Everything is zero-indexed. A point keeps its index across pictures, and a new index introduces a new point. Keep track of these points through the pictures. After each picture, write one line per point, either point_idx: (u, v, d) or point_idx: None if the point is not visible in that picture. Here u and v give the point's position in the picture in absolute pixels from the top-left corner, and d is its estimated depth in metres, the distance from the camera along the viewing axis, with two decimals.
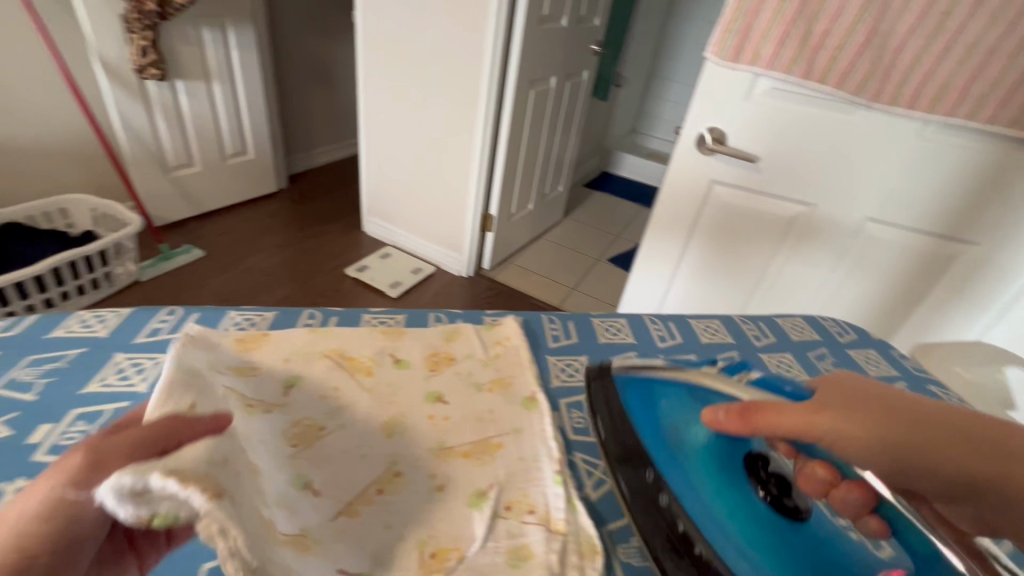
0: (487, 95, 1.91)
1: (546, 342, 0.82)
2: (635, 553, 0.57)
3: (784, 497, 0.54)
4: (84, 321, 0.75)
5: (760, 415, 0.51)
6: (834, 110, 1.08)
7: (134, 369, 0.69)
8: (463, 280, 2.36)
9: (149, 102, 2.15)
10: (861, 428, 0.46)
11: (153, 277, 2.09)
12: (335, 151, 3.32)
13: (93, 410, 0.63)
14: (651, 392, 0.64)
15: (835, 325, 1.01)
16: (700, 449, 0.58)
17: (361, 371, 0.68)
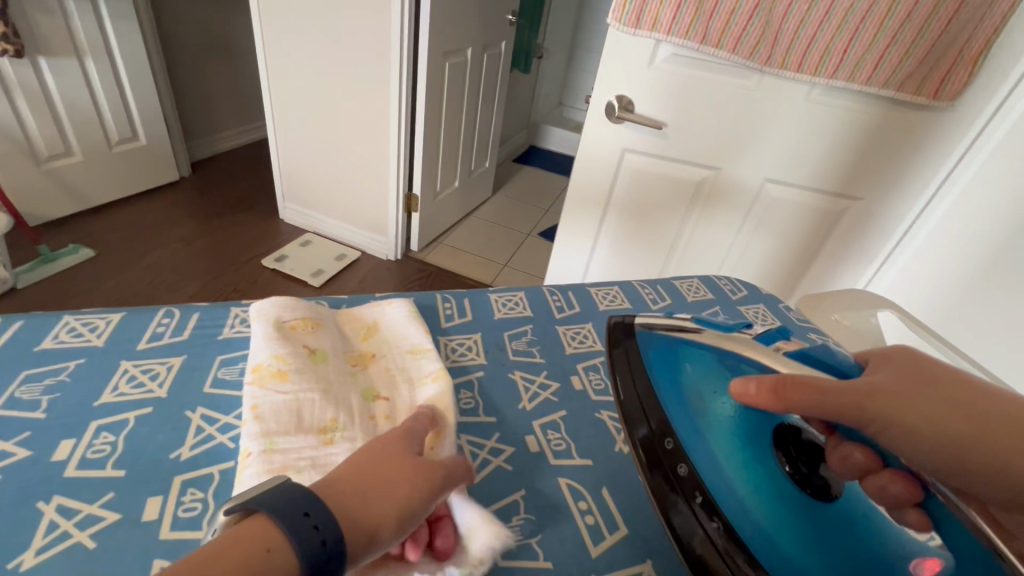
0: (399, 68, 1.81)
1: (439, 322, 0.80)
2: (517, 530, 0.56)
3: (813, 475, 0.52)
4: None
5: (798, 379, 0.49)
6: (731, 75, 1.11)
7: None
8: (390, 264, 2.28)
9: (7, 84, 1.87)
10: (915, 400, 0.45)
11: (31, 283, 1.86)
12: (242, 134, 3.08)
13: None
14: (675, 367, 0.62)
15: (729, 284, 1.05)
16: (725, 421, 0.56)
17: (270, 376, 0.58)
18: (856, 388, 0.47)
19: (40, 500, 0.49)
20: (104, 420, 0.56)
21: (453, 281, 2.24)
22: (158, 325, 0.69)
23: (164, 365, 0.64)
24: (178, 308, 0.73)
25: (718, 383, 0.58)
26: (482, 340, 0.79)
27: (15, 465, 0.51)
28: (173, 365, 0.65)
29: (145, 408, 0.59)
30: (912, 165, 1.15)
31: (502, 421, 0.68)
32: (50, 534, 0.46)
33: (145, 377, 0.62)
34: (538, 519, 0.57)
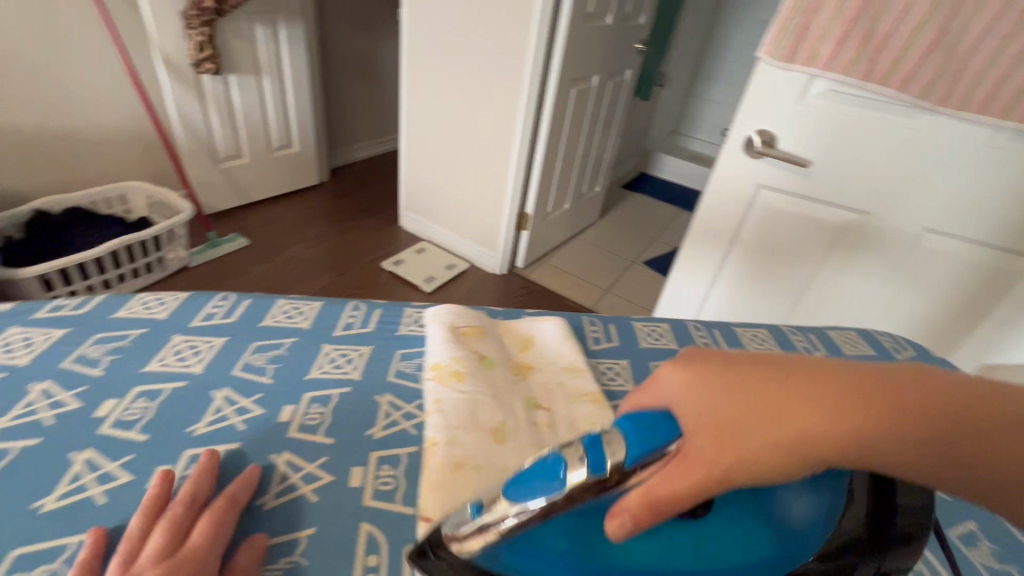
0: (528, 93, 1.90)
1: (588, 344, 0.82)
2: None
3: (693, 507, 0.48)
4: (145, 302, 0.76)
5: (665, 497, 0.41)
6: (897, 113, 1.02)
7: (191, 350, 0.69)
8: (495, 278, 2.37)
9: (203, 96, 2.24)
10: (831, 430, 0.41)
11: (201, 263, 2.19)
12: (375, 146, 3.39)
13: (154, 388, 0.63)
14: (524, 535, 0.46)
15: (891, 340, 0.97)
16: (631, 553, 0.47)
17: (449, 376, 0.68)
18: (780, 447, 0.41)
19: (272, 452, 0.58)
20: (315, 393, 0.66)
21: (554, 301, 2.27)
22: (349, 317, 0.79)
23: (357, 351, 0.73)
24: (364, 302, 0.83)
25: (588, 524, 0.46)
26: (630, 367, 0.79)
27: (257, 421, 0.61)
28: (364, 352, 0.74)
29: (346, 388, 0.67)
30: None
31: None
32: (283, 483, 0.56)
33: (343, 360, 0.71)
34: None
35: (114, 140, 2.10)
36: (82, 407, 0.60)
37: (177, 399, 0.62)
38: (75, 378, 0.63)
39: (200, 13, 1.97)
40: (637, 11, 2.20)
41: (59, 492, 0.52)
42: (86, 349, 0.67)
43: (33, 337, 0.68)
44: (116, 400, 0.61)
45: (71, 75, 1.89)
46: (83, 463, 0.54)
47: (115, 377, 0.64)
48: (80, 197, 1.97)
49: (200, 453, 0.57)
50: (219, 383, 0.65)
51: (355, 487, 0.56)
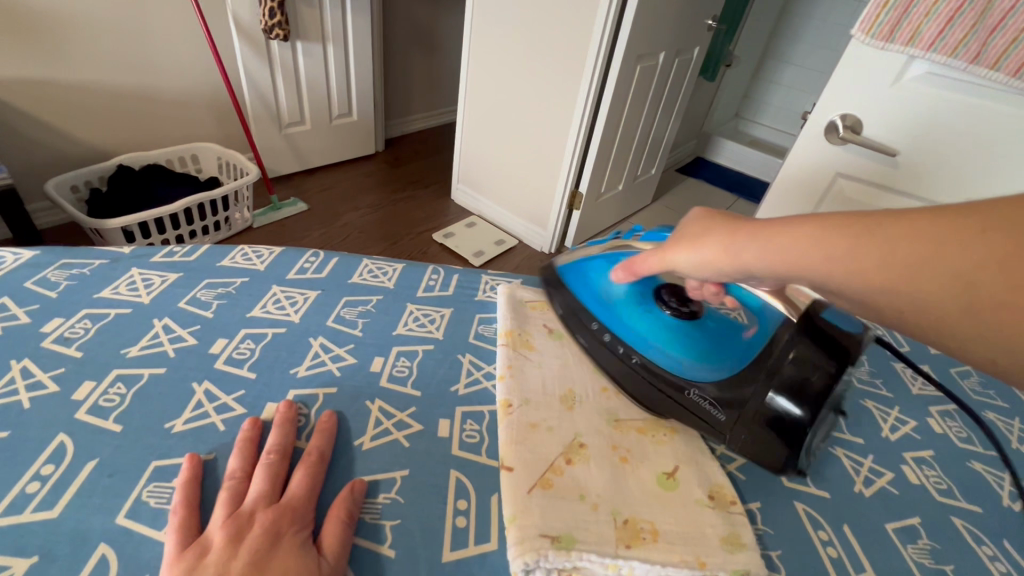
0: (592, 70, 1.86)
1: None
2: (760, 539, 0.57)
3: (683, 307, 0.70)
4: (245, 253, 0.81)
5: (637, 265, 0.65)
6: (1004, 103, 0.94)
7: (288, 300, 0.73)
8: (544, 256, 2.37)
9: (272, 62, 2.30)
10: (736, 262, 0.48)
11: (264, 225, 2.30)
12: (430, 118, 3.40)
13: (259, 331, 0.68)
14: (582, 263, 0.77)
15: None
16: (625, 301, 0.73)
17: (522, 345, 0.72)
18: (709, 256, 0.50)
19: (366, 399, 0.62)
20: (402, 347, 0.69)
21: None
22: (431, 279, 0.82)
23: (438, 312, 0.76)
24: (442, 267, 0.85)
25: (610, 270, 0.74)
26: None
27: (351, 368, 0.65)
28: (445, 314, 0.77)
29: (429, 345, 0.71)
30: None
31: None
32: (378, 427, 0.59)
33: (426, 319, 0.74)
34: (776, 534, 0.58)
35: (190, 101, 2.21)
36: (197, 343, 0.65)
37: (278, 343, 0.67)
38: (188, 318, 0.68)
39: None
40: None
41: (185, 416, 0.57)
42: (198, 292, 0.72)
43: (151, 278, 0.73)
44: (226, 340, 0.66)
45: (154, 38, 1.99)
46: (203, 393, 0.59)
47: (224, 320, 0.69)
48: (157, 154, 2.09)
49: (303, 394, 0.61)
50: (315, 331, 0.69)
51: (441, 435, 0.60)
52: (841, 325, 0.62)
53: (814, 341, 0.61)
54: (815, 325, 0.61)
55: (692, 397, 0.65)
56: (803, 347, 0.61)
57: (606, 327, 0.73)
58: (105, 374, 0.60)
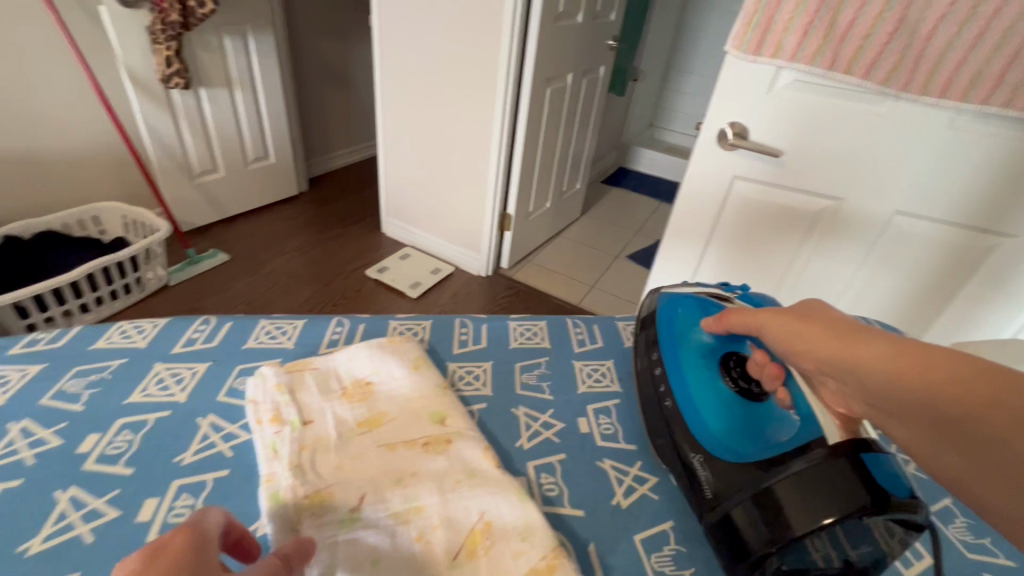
0: (503, 98, 1.91)
1: (572, 347, 0.91)
2: (670, 559, 0.62)
3: (746, 385, 0.68)
4: (123, 332, 0.81)
5: (729, 316, 0.68)
6: (862, 102, 1.06)
7: (174, 378, 0.75)
8: (481, 280, 2.37)
9: (174, 111, 2.19)
10: (793, 338, 0.54)
11: (181, 281, 2.15)
12: (353, 153, 3.36)
13: (138, 419, 0.69)
14: (676, 299, 0.81)
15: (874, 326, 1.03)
16: (693, 345, 0.74)
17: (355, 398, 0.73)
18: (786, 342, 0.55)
19: None
20: None
21: (539, 300, 2.27)
22: (334, 332, 0.87)
23: None
24: (346, 318, 0.90)
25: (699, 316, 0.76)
26: (492, 371, 0.85)
27: (241, 446, 0.67)
28: None
29: None
30: None
31: (572, 455, 0.73)
32: None
33: None
34: (689, 552, 0.63)
35: (83, 160, 2.05)
36: (63, 444, 0.65)
37: (162, 428, 0.68)
38: (56, 414, 0.68)
39: (165, 27, 1.93)
40: (607, 9, 2.22)
41: (45, 533, 0.56)
42: (65, 384, 0.72)
43: (8, 375, 0.72)
44: (99, 434, 0.66)
45: (34, 97, 1.84)
46: (68, 501, 0.59)
47: (97, 411, 0.69)
48: (50, 220, 1.91)
49: (189, 482, 0.63)
50: (205, 410, 0.71)
51: (355, 511, 0.59)
52: (891, 482, 0.50)
53: (839, 469, 0.51)
54: (857, 462, 0.51)
55: (690, 460, 0.64)
56: (821, 466, 0.52)
57: (660, 360, 0.76)
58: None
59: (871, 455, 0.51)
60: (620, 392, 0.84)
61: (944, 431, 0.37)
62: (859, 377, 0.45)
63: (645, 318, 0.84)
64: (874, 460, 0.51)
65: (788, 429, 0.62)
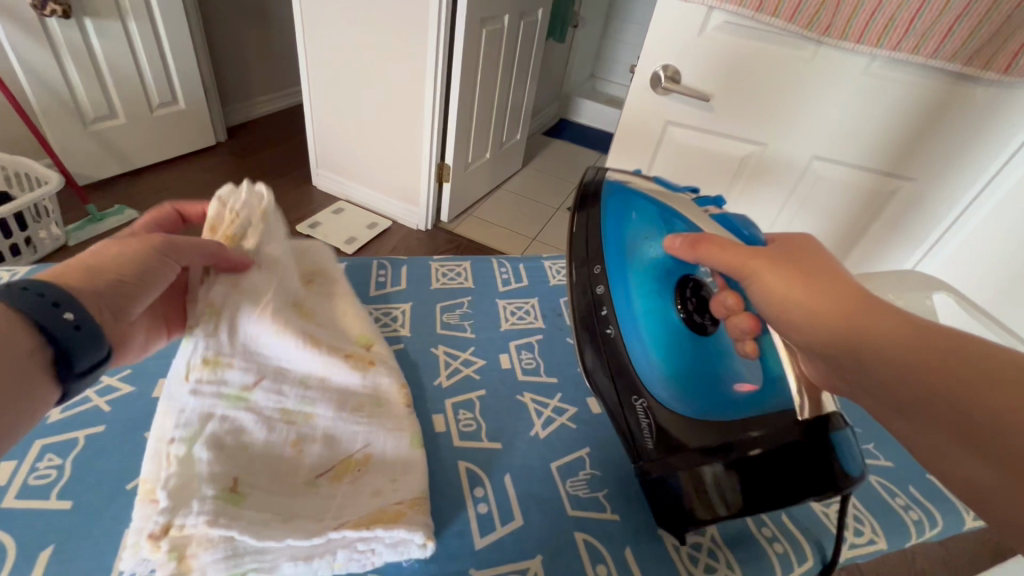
0: (436, 38, 1.80)
1: (496, 287, 0.90)
2: (585, 482, 0.65)
3: (696, 314, 0.62)
4: None
5: (708, 240, 0.56)
6: (787, 46, 1.07)
7: None
8: (421, 234, 2.30)
9: (55, 45, 1.90)
10: (781, 297, 0.49)
11: (82, 241, 1.94)
12: (277, 100, 3.09)
13: None
14: (629, 198, 0.68)
15: None
16: (644, 263, 0.65)
17: None
18: (773, 297, 0.50)
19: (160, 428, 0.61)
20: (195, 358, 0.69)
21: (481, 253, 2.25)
22: None
23: None
24: None
25: (657, 226, 0.64)
26: (410, 313, 0.82)
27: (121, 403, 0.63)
28: None
29: None
30: (970, 149, 1.12)
31: (491, 390, 0.73)
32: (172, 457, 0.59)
33: None
34: (602, 476, 0.66)
35: None
36: None
37: None
38: None
39: None
40: None
41: None
42: None
43: None
44: None
45: None
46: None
47: None
48: None
49: (52, 441, 0.57)
50: None
51: (247, 393, 0.53)
52: (846, 460, 0.51)
53: (806, 447, 0.50)
54: (822, 447, 0.50)
55: (637, 405, 0.61)
56: (782, 452, 0.51)
57: (603, 280, 0.68)
58: None
59: (838, 431, 0.51)
60: (543, 328, 0.85)
61: (967, 436, 0.35)
62: (868, 357, 0.42)
63: (583, 218, 0.72)
64: (839, 436, 0.51)
65: (739, 374, 0.58)
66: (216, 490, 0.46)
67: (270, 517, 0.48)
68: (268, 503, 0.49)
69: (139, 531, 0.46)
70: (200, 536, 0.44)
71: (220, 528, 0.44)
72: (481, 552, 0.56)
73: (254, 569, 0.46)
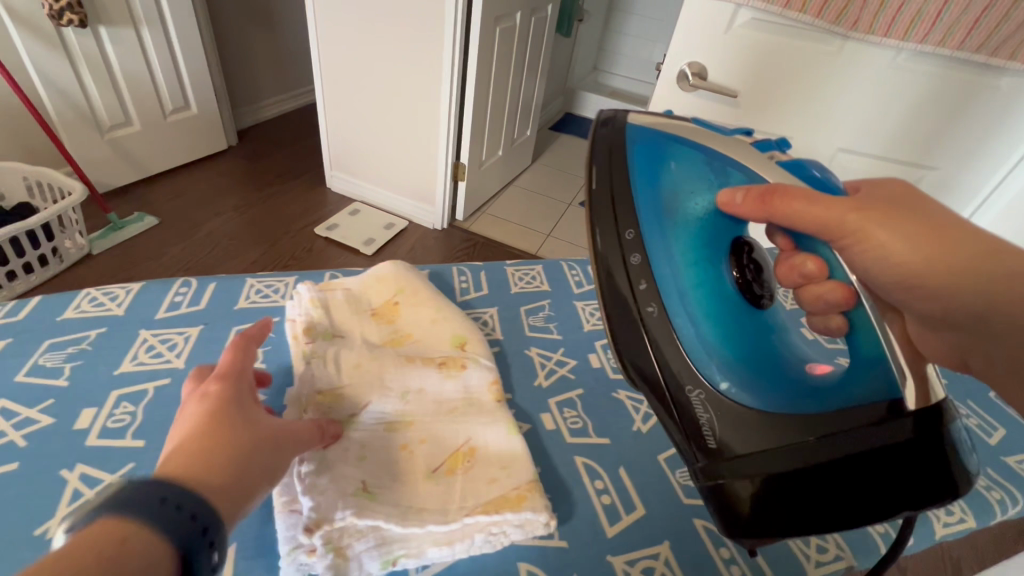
0: (452, 38, 1.81)
1: (570, 289, 0.92)
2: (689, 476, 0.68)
3: (753, 282, 0.57)
4: (94, 299, 0.76)
5: (792, 195, 0.48)
6: (812, 41, 1.09)
7: (166, 344, 0.71)
8: (436, 233, 2.32)
9: (72, 54, 1.91)
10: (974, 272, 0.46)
11: (105, 249, 1.96)
12: (285, 101, 3.10)
13: (135, 390, 0.66)
14: (663, 143, 0.58)
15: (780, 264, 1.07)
16: (690, 222, 0.57)
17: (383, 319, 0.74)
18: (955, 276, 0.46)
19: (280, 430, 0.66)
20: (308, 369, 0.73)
21: (498, 250, 2.27)
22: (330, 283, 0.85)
23: None
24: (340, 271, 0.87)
25: (705, 178, 0.56)
26: (498, 316, 0.85)
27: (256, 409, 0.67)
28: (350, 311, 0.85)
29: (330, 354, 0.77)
30: (993, 136, 1.14)
31: (589, 389, 0.76)
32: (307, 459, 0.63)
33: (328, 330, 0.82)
34: None
35: None
36: (58, 422, 0.62)
37: (165, 397, 0.65)
38: (42, 391, 0.64)
39: None
40: None
41: (62, 513, 0.54)
42: (40, 358, 0.68)
43: None
44: (95, 410, 0.63)
45: None
46: (78, 479, 0.57)
47: (86, 386, 0.65)
48: None
49: None
50: None
51: (355, 416, 0.61)
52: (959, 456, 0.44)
53: (918, 445, 0.43)
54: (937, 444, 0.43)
55: (694, 397, 0.54)
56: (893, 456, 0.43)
57: (639, 246, 0.58)
58: None
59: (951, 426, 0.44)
60: None
61: None
62: None
63: (605, 175, 0.60)
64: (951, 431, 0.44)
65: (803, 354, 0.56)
66: (353, 490, 0.53)
67: (403, 511, 0.53)
68: (400, 497, 0.55)
69: (289, 539, 0.50)
70: (350, 529, 0.51)
71: (368, 519, 0.51)
72: (615, 540, 0.59)
73: (404, 554, 0.53)
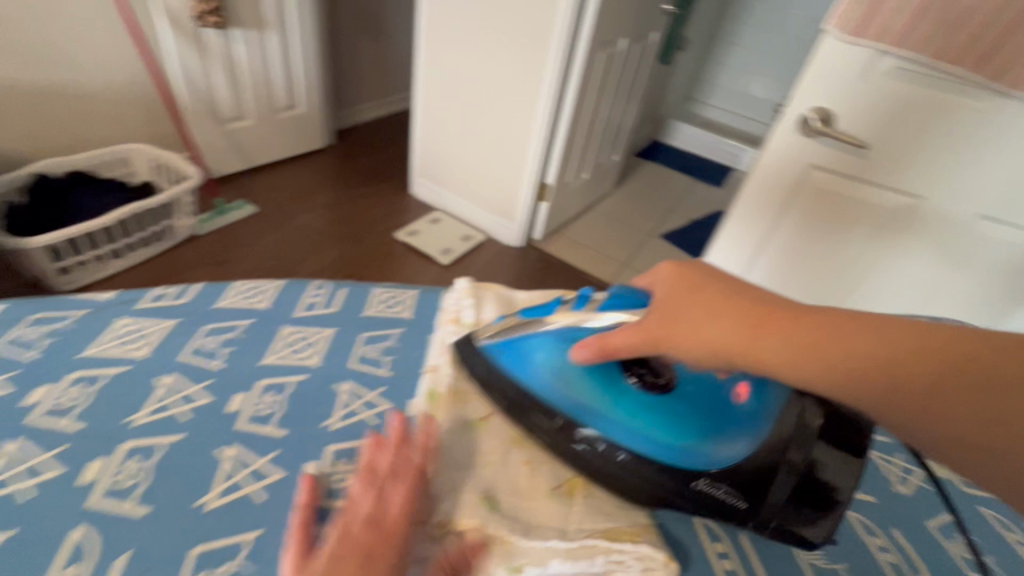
0: (556, 61, 1.81)
1: None
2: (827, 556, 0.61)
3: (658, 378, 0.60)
4: (243, 291, 0.79)
5: (617, 342, 0.55)
6: (961, 96, 0.98)
7: (306, 342, 0.71)
8: (512, 250, 2.33)
9: (207, 53, 2.11)
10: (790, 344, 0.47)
11: (210, 231, 2.12)
12: (382, 107, 3.25)
13: (279, 382, 0.66)
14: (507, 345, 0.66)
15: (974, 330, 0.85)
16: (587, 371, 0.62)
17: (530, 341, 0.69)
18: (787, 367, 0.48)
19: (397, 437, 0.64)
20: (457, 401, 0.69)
21: (571, 275, 2.24)
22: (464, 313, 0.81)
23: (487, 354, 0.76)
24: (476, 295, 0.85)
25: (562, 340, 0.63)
26: None
27: (387, 412, 0.63)
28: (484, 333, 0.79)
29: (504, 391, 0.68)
30: None
31: None
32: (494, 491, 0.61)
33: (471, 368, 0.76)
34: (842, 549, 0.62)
35: (115, 99, 1.98)
36: (214, 401, 0.62)
37: (303, 393, 0.64)
38: (199, 371, 0.65)
39: None
40: None
41: (218, 490, 0.54)
42: (202, 340, 0.70)
43: (145, 327, 0.70)
44: (244, 395, 0.63)
45: (72, 33, 1.77)
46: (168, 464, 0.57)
47: (235, 373, 0.66)
48: (80, 159, 1.86)
49: (342, 448, 0.59)
50: (340, 377, 0.67)
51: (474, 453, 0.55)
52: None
53: None
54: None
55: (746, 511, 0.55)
56: None
57: (581, 423, 0.60)
58: (115, 448, 0.56)
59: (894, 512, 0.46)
60: None
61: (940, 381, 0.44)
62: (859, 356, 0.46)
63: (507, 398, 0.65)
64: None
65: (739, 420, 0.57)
66: None
67: None
68: None
69: None
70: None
71: None
72: None
73: None
